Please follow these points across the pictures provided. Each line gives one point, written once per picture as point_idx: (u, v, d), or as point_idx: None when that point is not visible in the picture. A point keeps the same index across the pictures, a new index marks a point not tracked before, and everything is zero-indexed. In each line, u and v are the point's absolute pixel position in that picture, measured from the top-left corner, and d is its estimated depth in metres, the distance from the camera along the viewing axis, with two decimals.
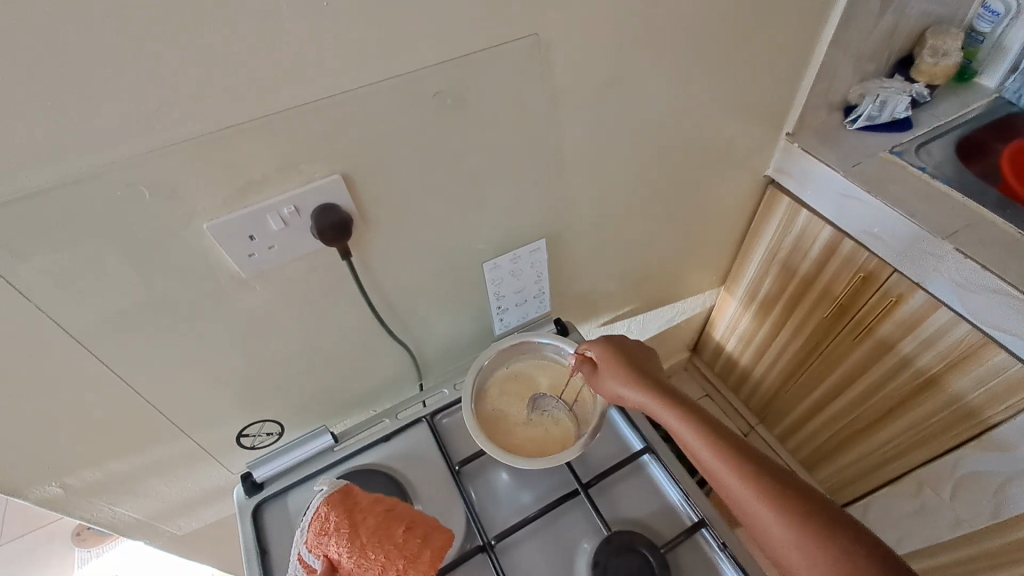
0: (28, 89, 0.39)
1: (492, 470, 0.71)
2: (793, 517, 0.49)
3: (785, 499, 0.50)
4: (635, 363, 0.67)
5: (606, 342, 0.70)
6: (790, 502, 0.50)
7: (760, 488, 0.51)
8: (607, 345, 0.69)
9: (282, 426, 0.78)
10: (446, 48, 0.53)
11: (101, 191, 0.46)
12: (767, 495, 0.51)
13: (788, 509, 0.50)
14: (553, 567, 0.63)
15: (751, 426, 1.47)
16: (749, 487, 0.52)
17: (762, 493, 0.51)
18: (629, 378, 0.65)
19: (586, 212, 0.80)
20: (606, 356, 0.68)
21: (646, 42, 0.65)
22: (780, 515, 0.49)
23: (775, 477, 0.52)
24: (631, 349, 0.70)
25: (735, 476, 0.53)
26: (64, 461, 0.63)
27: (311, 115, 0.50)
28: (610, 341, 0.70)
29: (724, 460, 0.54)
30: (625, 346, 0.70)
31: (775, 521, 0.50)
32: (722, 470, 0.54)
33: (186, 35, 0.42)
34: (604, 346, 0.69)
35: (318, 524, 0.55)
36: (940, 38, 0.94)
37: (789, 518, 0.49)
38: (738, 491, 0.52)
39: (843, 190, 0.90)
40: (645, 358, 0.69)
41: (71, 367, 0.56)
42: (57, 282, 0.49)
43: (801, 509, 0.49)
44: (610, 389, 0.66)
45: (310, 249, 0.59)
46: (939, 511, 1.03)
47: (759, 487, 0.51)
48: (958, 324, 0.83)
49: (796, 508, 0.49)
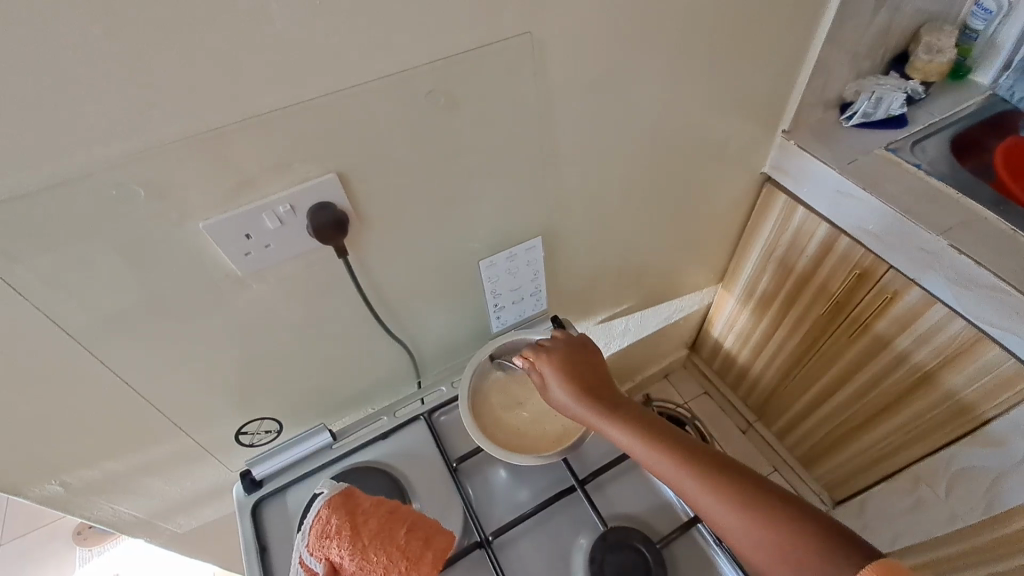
0: (21, 90, 0.39)
1: (489, 467, 0.71)
2: (754, 514, 0.50)
3: (749, 503, 0.50)
4: (578, 371, 0.66)
5: (547, 354, 0.68)
6: (749, 497, 0.51)
7: (724, 498, 0.51)
8: (549, 358, 0.68)
9: (280, 424, 0.78)
10: (438, 47, 0.53)
11: (97, 191, 0.46)
12: (726, 495, 0.51)
13: (748, 505, 0.50)
14: (550, 562, 0.64)
15: (750, 423, 1.49)
16: (709, 491, 0.52)
17: (721, 494, 0.51)
18: (575, 392, 0.64)
19: (582, 209, 0.81)
20: (549, 370, 0.66)
21: (639, 39, 0.65)
22: (742, 514, 0.50)
23: (731, 473, 0.52)
24: (571, 355, 0.68)
25: (699, 489, 0.52)
26: (62, 460, 0.64)
27: (304, 115, 0.50)
28: (550, 353, 0.68)
29: (684, 474, 0.54)
30: (565, 355, 0.68)
31: (738, 520, 0.50)
32: (686, 484, 0.53)
33: (178, 35, 0.42)
34: (546, 359, 0.67)
35: (320, 527, 0.55)
36: (935, 35, 0.95)
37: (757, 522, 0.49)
38: (698, 497, 0.53)
39: (838, 187, 0.90)
40: (590, 366, 0.68)
41: (67, 366, 0.56)
42: (54, 283, 0.50)
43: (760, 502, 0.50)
44: (560, 405, 0.65)
45: (306, 248, 0.59)
46: (935, 507, 1.03)
47: (719, 489, 0.52)
48: (952, 320, 0.83)
49: (753, 503, 0.50)
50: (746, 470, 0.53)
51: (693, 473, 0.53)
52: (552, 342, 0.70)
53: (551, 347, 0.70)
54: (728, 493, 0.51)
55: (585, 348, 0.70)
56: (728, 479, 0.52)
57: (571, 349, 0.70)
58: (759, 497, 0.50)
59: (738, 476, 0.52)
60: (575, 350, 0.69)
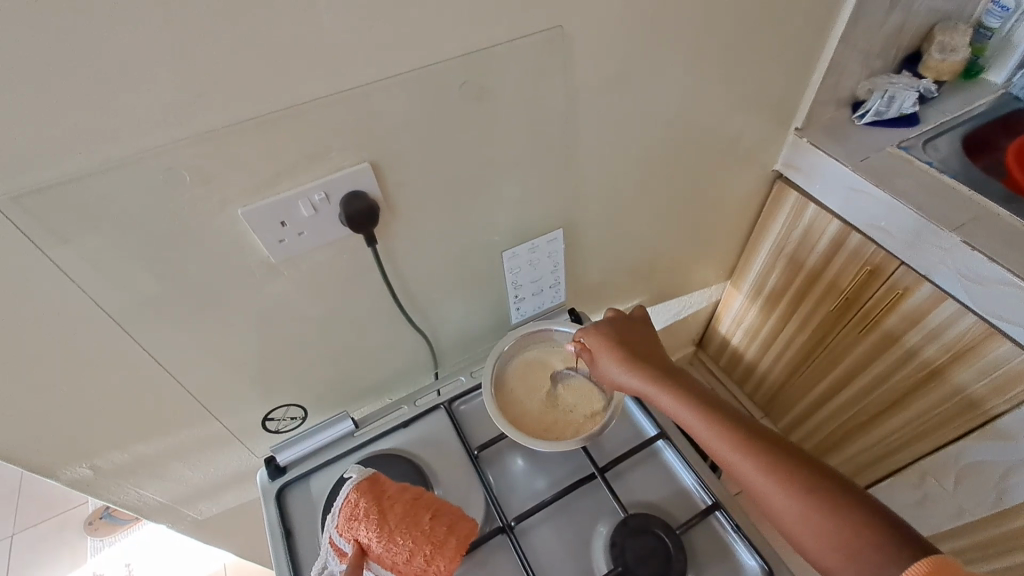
0: (75, 78, 0.41)
1: (509, 455, 0.73)
2: (803, 493, 0.51)
3: (799, 481, 0.52)
4: (628, 345, 0.68)
5: (601, 330, 0.69)
6: (796, 475, 0.52)
7: (773, 472, 0.52)
8: (606, 331, 0.69)
9: (305, 411, 0.80)
10: (470, 39, 0.54)
11: (140, 176, 0.47)
12: (773, 471, 0.52)
13: (796, 482, 0.52)
14: (570, 549, 0.65)
15: (756, 419, 1.50)
16: (763, 469, 0.53)
17: (771, 469, 0.53)
18: (631, 362, 0.65)
19: (600, 202, 0.82)
20: (603, 344, 0.68)
21: (663, 34, 0.66)
22: (799, 495, 0.51)
23: (780, 453, 0.54)
24: (626, 330, 0.70)
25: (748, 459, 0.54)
26: (94, 442, 0.65)
27: (343, 105, 0.52)
28: (606, 326, 0.70)
29: (735, 445, 0.55)
30: (620, 330, 0.70)
31: (793, 507, 0.51)
32: (735, 455, 0.55)
33: (221, 21, 0.43)
34: (600, 333, 0.69)
35: (349, 510, 0.57)
36: (949, 34, 0.95)
37: (805, 499, 0.50)
38: (747, 469, 0.54)
39: (850, 183, 0.91)
40: (641, 343, 0.69)
41: (104, 349, 0.57)
42: (97, 266, 0.51)
43: (816, 486, 0.51)
44: (612, 378, 0.66)
45: (336, 236, 0.60)
46: (943, 501, 1.04)
47: (773, 468, 0.53)
48: (963, 315, 0.84)
49: (803, 481, 0.51)
50: (794, 452, 0.54)
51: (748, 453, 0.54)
52: (603, 323, 0.71)
53: (606, 321, 0.71)
54: (785, 474, 0.52)
55: (640, 326, 0.72)
56: (782, 461, 0.53)
57: (625, 325, 0.71)
58: (807, 476, 0.52)
59: (793, 462, 0.53)
60: (625, 329, 0.70)
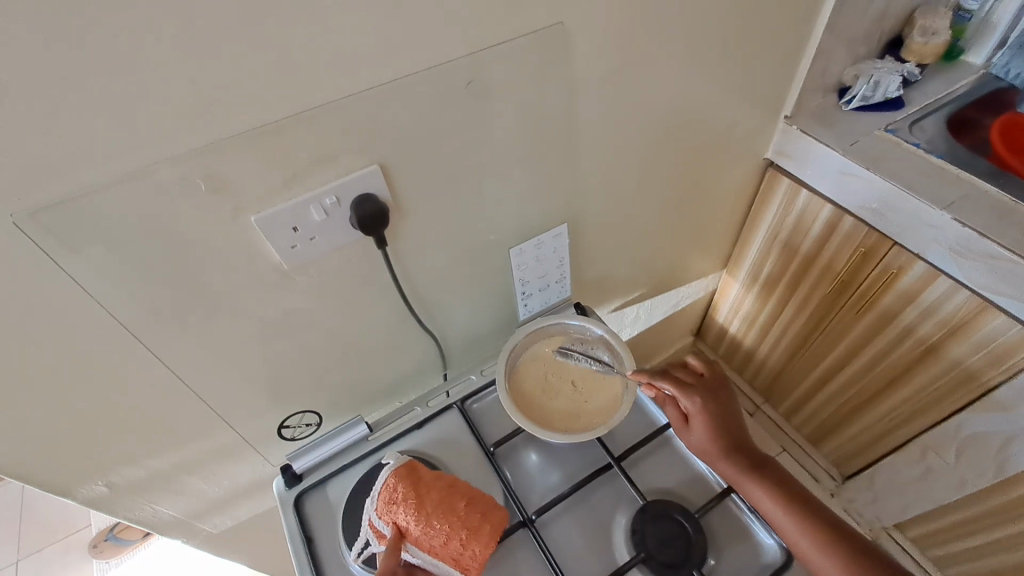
0: (85, 89, 0.40)
1: (524, 451, 0.73)
2: None
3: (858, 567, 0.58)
4: (718, 412, 0.69)
5: (695, 392, 0.70)
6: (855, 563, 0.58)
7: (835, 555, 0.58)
8: (700, 395, 0.70)
9: (319, 417, 0.80)
10: (473, 39, 0.55)
11: (153, 185, 0.47)
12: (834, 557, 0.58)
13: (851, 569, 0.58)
14: (592, 539, 0.65)
15: (758, 405, 1.53)
16: (823, 552, 0.59)
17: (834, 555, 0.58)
18: (720, 440, 0.67)
19: (601, 196, 0.82)
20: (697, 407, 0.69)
21: (658, 27, 0.67)
22: None
23: (844, 543, 0.59)
24: (716, 392, 0.71)
25: (809, 542, 0.60)
26: (109, 458, 0.64)
27: (352, 108, 0.52)
28: (700, 387, 0.71)
29: (801, 527, 0.61)
30: (712, 393, 0.71)
31: None
32: (797, 536, 0.60)
33: (230, 29, 0.43)
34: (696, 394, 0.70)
35: (387, 494, 0.60)
36: (929, 19, 0.98)
37: None
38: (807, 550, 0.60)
39: (840, 168, 0.93)
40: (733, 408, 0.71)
41: (119, 363, 0.57)
42: (112, 278, 0.50)
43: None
44: (698, 445, 0.68)
45: (349, 240, 0.61)
46: (946, 474, 1.07)
47: (836, 554, 0.58)
48: (957, 291, 0.87)
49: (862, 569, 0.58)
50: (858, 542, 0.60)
51: (819, 541, 0.59)
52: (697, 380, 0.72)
53: (698, 379, 0.72)
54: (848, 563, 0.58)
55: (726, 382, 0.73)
56: (846, 550, 0.59)
57: (714, 383, 0.72)
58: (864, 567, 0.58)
59: (854, 550, 0.59)
60: (717, 389, 0.72)
